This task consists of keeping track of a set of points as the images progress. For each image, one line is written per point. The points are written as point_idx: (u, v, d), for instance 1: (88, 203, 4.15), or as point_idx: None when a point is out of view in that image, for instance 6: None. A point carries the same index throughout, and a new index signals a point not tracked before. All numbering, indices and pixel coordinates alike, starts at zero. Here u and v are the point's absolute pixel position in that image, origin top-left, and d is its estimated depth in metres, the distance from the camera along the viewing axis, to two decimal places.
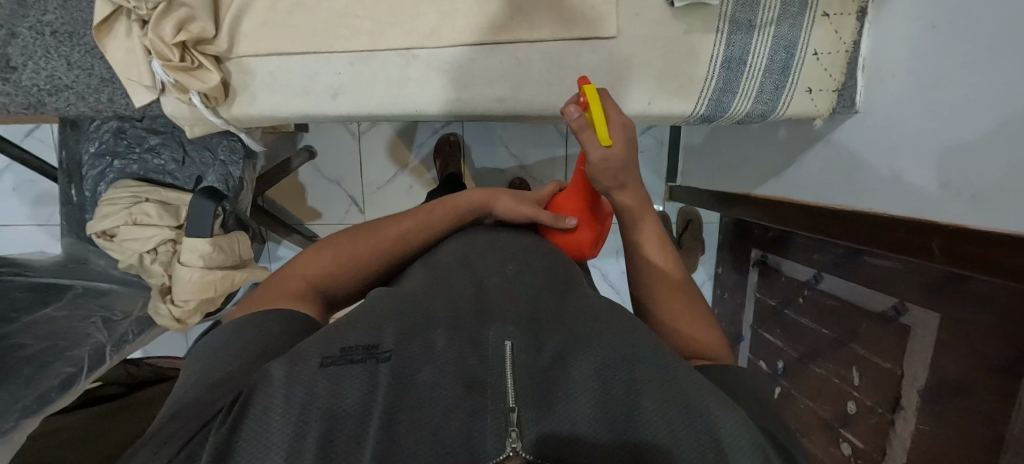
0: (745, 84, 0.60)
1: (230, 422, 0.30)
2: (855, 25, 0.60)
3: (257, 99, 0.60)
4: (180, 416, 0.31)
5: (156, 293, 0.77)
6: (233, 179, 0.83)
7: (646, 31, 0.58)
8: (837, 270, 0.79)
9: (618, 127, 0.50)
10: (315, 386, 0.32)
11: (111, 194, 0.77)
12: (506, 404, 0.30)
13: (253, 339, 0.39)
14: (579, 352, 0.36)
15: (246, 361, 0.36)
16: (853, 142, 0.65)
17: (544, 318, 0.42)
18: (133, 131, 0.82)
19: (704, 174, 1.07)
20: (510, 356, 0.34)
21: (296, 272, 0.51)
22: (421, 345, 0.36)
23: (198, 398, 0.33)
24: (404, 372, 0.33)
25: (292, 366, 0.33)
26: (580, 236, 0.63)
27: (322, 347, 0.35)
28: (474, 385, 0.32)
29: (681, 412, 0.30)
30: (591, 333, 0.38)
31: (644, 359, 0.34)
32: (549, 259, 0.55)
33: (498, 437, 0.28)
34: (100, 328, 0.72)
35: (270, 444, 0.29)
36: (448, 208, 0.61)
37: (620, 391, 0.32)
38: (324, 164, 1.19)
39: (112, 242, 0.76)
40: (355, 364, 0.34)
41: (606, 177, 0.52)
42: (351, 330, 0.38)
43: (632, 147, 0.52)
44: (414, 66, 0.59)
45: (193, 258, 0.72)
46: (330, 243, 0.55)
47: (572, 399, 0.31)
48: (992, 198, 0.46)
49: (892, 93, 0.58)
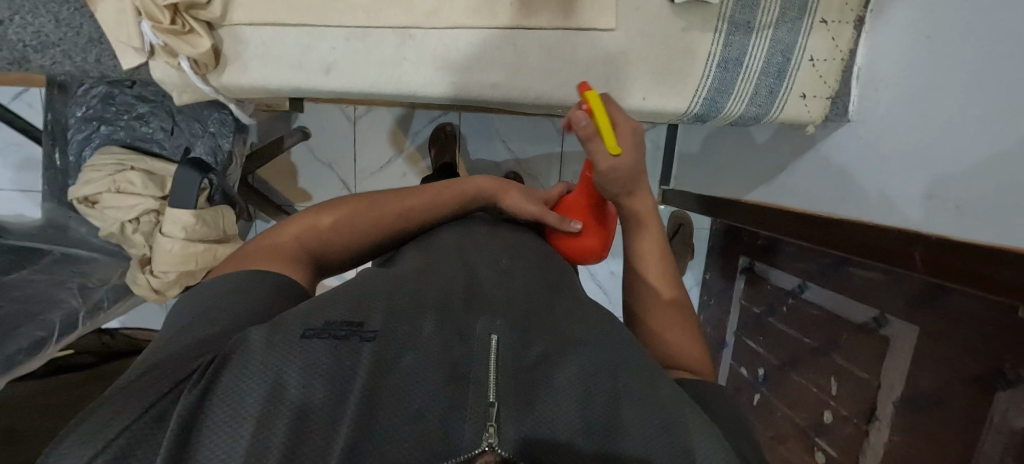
0: (741, 85, 0.60)
1: (201, 386, 0.29)
2: (852, 34, 0.60)
3: (248, 69, 0.59)
4: (148, 376, 0.31)
5: (135, 263, 0.76)
6: (222, 152, 0.82)
7: (646, 26, 0.57)
8: (822, 280, 0.79)
9: (627, 135, 0.51)
10: (296, 356, 0.31)
11: (95, 159, 0.76)
12: (486, 398, 0.30)
13: (238, 302, 0.38)
14: (564, 353, 0.36)
15: (230, 325, 0.36)
16: (840, 156, 0.66)
17: (524, 311, 0.42)
18: (122, 97, 0.81)
19: (697, 177, 1.08)
20: (496, 352, 0.34)
21: (292, 232, 0.50)
22: (407, 329, 0.36)
23: (175, 356, 0.32)
24: (386, 354, 0.33)
25: (272, 335, 0.33)
26: (585, 241, 0.63)
27: (305, 319, 0.35)
28: (457, 378, 0.32)
29: (659, 429, 0.31)
30: (577, 339, 0.39)
31: (629, 371, 0.35)
32: (540, 259, 0.55)
33: (476, 430, 0.28)
34: (75, 294, 0.71)
35: (240, 417, 0.28)
36: (449, 191, 0.60)
37: (602, 396, 0.32)
38: (318, 146, 1.18)
39: (93, 209, 0.75)
40: (337, 340, 0.33)
41: (614, 184, 0.53)
42: (337, 306, 0.37)
43: (641, 155, 0.52)
44: (411, 47, 0.58)
45: (176, 229, 0.71)
46: (327, 208, 0.54)
47: (555, 401, 0.31)
48: (978, 210, 0.46)
49: (882, 104, 0.59)
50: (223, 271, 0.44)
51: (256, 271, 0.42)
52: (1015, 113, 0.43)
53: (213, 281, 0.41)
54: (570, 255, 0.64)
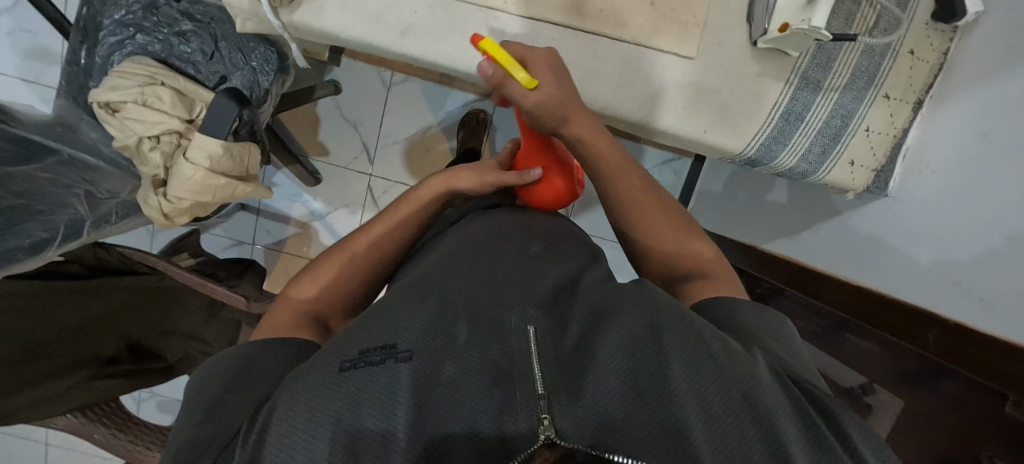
0: (798, 139, 0.61)
1: (254, 437, 0.31)
2: (908, 114, 0.63)
3: (322, 12, 0.56)
4: (191, 447, 0.32)
5: (146, 184, 0.73)
6: (259, 88, 0.78)
7: (723, 61, 0.59)
8: (814, 340, 0.82)
9: (542, 68, 0.49)
10: (342, 387, 0.32)
11: (125, 67, 0.73)
12: (535, 391, 0.32)
13: (256, 369, 0.39)
14: (600, 333, 0.37)
15: (247, 390, 0.36)
16: (865, 227, 0.69)
17: (567, 311, 0.42)
18: (167, 10, 0.78)
19: (716, 217, 1.10)
20: (534, 340, 0.36)
21: (295, 297, 0.50)
22: (444, 338, 0.37)
23: (214, 427, 0.33)
24: (428, 365, 0.34)
25: (310, 374, 0.34)
26: (556, 182, 0.62)
27: (340, 350, 0.36)
28: (502, 377, 0.33)
29: (712, 373, 0.32)
30: (612, 313, 0.40)
31: (674, 329, 0.35)
32: (575, 255, 0.54)
33: (529, 422, 0.30)
34: (82, 201, 0.71)
35: (310, 446, 0.30)
36: (420, 208, 0.57)
37: (648, 366, 0.34)
38: (346, 103, 1.16)
39: (112, 116, 0.71)
40: (374, 365, 0.34)
41: (549, 119, 0.50)
42: (364, 330, 0.38)
43: (565, 82, 0.50)
44: (492, 28, 0.58)
45: (201, 157, 0.68)
46: (309, 269, 0.53)
47: (599, 378, 0.33)
48: (1002, 305, 0.48)
49: (920, 188, 0.62)
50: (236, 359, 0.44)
51: (250, 345, 0.41)
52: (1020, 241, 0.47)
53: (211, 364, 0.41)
54: (552, 202, 0.63)
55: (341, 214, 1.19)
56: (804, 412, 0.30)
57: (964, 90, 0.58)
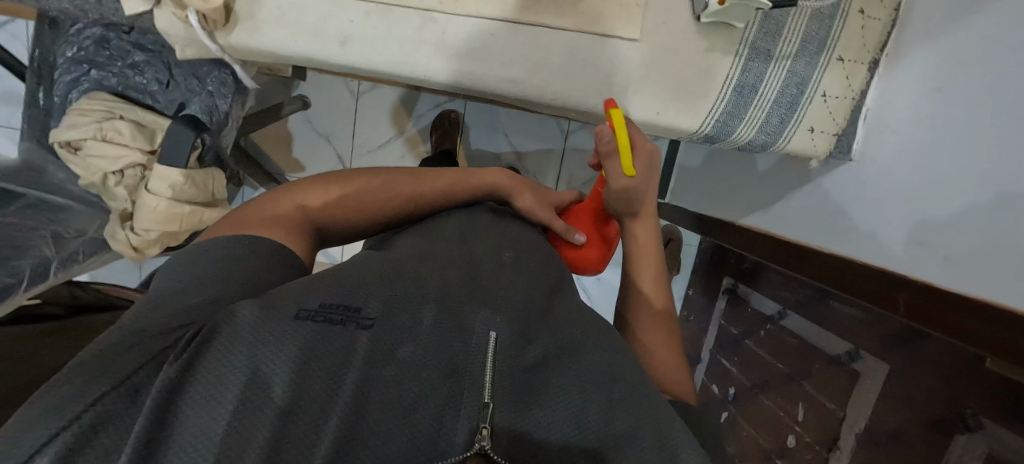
0: (752, 112, 0.60)
1: (183, 361, 0.28)
2: (865, 75, 0.62)
3: (259, 31, 0.56)
4: (122, 343, 0.29)
5: (115, 218, 0.75)
6: (218, 112, 0.77)
7: (669, 39, 0.58)
8: (801, 309, 0.81)
9: (641, 162, 0.55)
10: (294, 337, 0.30)
11: (82, 104, 0.73)
12: (480, 397, 0.31)
13: (242, 270, 0.37)
14: (565, 360, 0.36)
15: (212, 298, 0.33)
16: (836, 195, 0.68)
17: (532, 328, 0.38)
18: (118, 43, 0.77)
19: (694, 196, 1.09)
20: (494, 350, 0.34)
21: (306, 201, 0.49)
22: (406, 318, 0.35)
23: (151, 326, 0.30)
24: (384, 342, 0.33)
25: (261, 314, 0.31)
26: (588, 253, 0.67)
27: (302, 297, 0.34)
28: (454, 374, 0.32)
29: (653, 438, 0.31)
30: (585, 343, 0.38)
31: (631, 379, 0.35)
32: (543, 267, 0.51)
33: (468, 432, 0.29)
34: (48, 242, 0.70)
35: (218, 407, 0.27)
36: (468, 184, 0.58)
37: (598, 403, 0.33)
38: (316, 117, 1.15)
39: (74, 155, 0.72)
40: (333, 325, 0.32)
41: (622, 204, 0.55)
42: (327, 285, 0.36)
43: (651, 178, 0.56)
44: (432, 30, 0.57)
45: (162, 187, 0.68)
46: (344, 182, 0.52)
47: (551, 404, 0.32)
48: (966, 265, 0.47)
49: (883, 149, 0.61)
50: (230, 225, 0.43)
51: (259, 239, 0.41)
52: (1012, 202, 0.43)
53: (203, 243, 0.39)
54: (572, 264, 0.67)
55: None
56: None
57: (917, 44, 0.57)
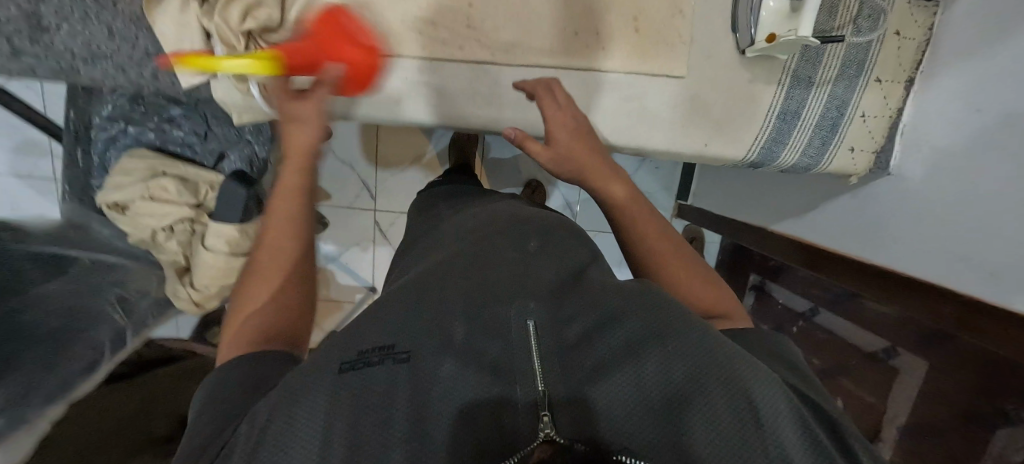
0: (796, 137, 0.62)
1: (248, 438, 0.27)
2: (901, 94, 0.64)
3: (317, 97, 0.58)
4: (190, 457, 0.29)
5: (172, 276, 0.78)
6: (258, 160, 0.80)
7: (716, 73, 0.59)
8: (831, 306, 0.85)
9: (559, 131, 0.55)
10: (342, 387, 0.30)
11: (124, 162, 0.73)
12: (535, 383, 0.30)
13: (223, 396, 0.32)
14: (607, 329, 0.34)
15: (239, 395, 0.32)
16: (875, 207, 0.70)
17: (567, 303, 0.38)
18: (151, 98, 0.76)
19: (721, 199, 1.12)
20: (536, 336, 0.33)
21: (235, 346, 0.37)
22: (438, 337, 0.34)
23: (210, 428, 0.30)
24: (424, 369, 0.31)
25: (305, 377, 0.30)
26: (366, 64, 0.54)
27: (339, 353, 0.33)
28: (498, 371, 0.31)
29: (720, 386, 0.28)
30: (625, 301, 0.36)
31: (676, 332, 0.32)
32: (581, 244, 0.50)
33: (529, 420, 0.27)
34: (116, 307, 0.73)
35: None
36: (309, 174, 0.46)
37: (651, 367, 0.30)
38: (338, 144, 1.16)
39: (123, 214, 0.73)
40: (373, 367, 0.31)
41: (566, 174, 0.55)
42: (379, 326, 0.35)
43: (578, 134, 0.55)
44: (485, 81, 0.58)
45: (219, 244, 0.69)
46: (245, 303, 0.40)
47: (611, 382, 0.30)
48: (1007, 279, 0.49)
49: (924, 163, 0.62)
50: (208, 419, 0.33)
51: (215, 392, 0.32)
52: None
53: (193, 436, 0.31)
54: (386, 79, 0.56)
55: (353, 252, 1.24)
56: (813, 432, 0.27)
57: (950, 67, 0.58)
